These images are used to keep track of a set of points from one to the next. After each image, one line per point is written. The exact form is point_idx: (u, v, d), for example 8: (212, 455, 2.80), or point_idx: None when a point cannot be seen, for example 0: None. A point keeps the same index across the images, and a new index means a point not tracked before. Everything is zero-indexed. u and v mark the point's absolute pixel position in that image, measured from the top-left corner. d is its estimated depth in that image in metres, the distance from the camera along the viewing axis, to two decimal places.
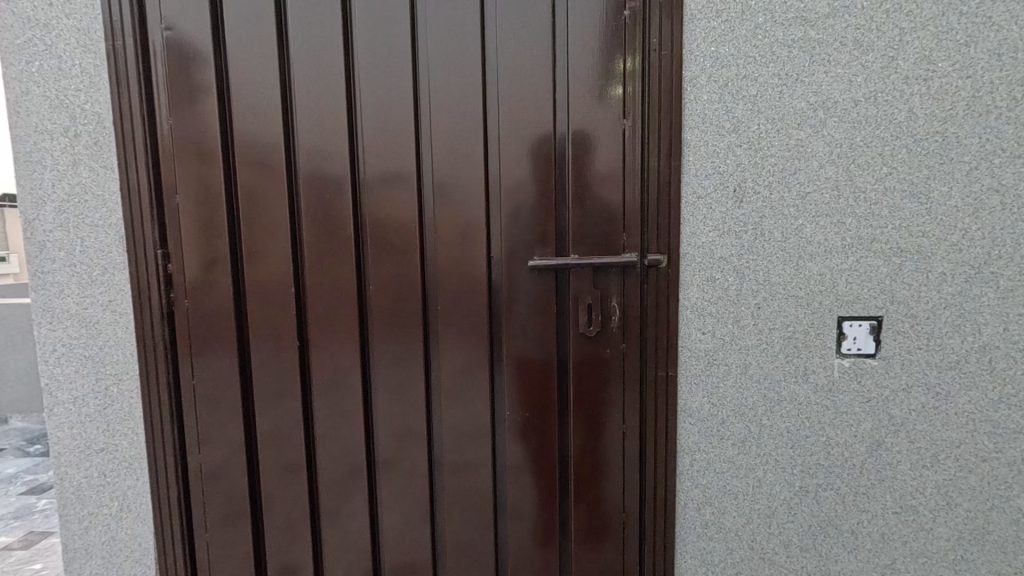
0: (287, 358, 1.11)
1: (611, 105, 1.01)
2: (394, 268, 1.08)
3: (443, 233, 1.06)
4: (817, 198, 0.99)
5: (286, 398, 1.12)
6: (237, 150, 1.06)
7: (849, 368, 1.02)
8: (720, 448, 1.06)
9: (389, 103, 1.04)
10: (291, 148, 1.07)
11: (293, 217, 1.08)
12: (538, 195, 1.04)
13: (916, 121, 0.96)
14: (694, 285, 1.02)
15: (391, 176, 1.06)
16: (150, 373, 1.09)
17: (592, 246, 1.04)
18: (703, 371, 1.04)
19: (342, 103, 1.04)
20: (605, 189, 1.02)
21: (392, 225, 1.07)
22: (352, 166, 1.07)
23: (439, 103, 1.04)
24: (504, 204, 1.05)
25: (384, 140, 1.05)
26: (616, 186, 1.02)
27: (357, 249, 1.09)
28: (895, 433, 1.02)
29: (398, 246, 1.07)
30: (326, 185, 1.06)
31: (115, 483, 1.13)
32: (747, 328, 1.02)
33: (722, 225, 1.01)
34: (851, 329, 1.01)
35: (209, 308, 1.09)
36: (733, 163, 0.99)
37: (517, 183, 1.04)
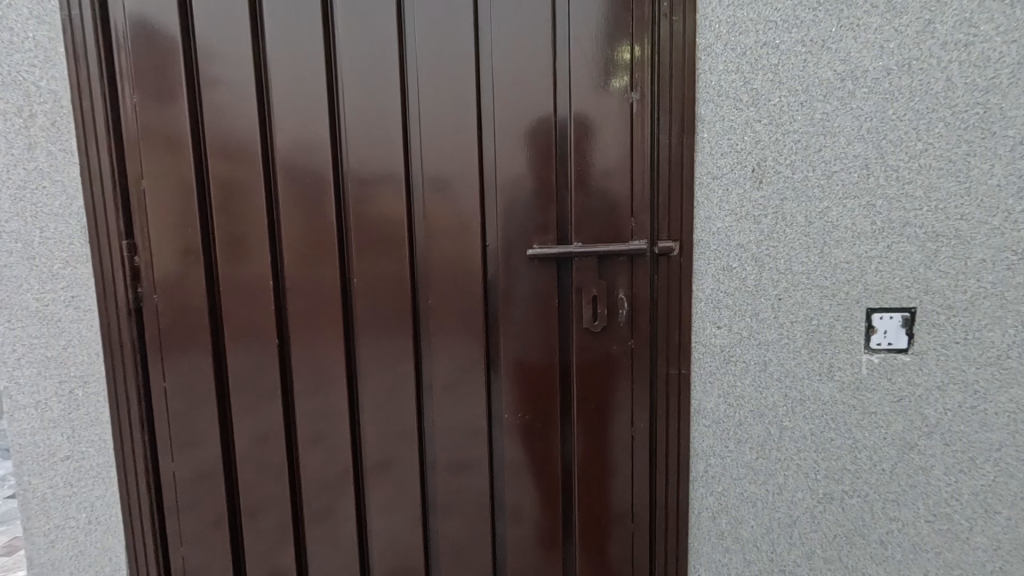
0: (265, 357, 1.02)
1: (615, 77, 0.92)
2: (381, 260, 0.99)
3: (433, 221, 0.97)
4: (845, 178, 0.90)
5: (265, 398, 1.03)
6: (208, 132, 0.97)
7: (878, 365, 0.93)
8: (737, 452, 0.97)
9: (373, 78, 0.94)
10: (265, 129, 0.97)
11: (270, 206, 0.99)
12: (536, 179, 0.95)
13: (955, 92, 0.87)
14: (708, 274, 0.93)
15: (376, 159, 0.96)
16: (120, 376, 1.01)
17: (597, 232, 0.95)
18: (719, 368, 0.95)
19: (321, 80, 0.95)
20: (611, 170, 0.93)
21: (379, 214, 0.98)
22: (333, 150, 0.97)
23: (429, 78, 0.94)
24: (500, 189, 0.96)
25: (367, 120, 0.95)
26: (623, 167, 0.93)
27: (340, 239, 1.00)
28: (929, 435, 0.94)
29: (385, 236, 0.98)
30: (305, 171, 0.97)
31: (84, 495, 1.05)
32: (767, 322, 0.94)
33: (740, 209, 0.92)
34: (882, 322, 0.92)
35: (181, 305, 1.00)
36: (752, 139, 0.90)
37: (514, 166, 0.95)
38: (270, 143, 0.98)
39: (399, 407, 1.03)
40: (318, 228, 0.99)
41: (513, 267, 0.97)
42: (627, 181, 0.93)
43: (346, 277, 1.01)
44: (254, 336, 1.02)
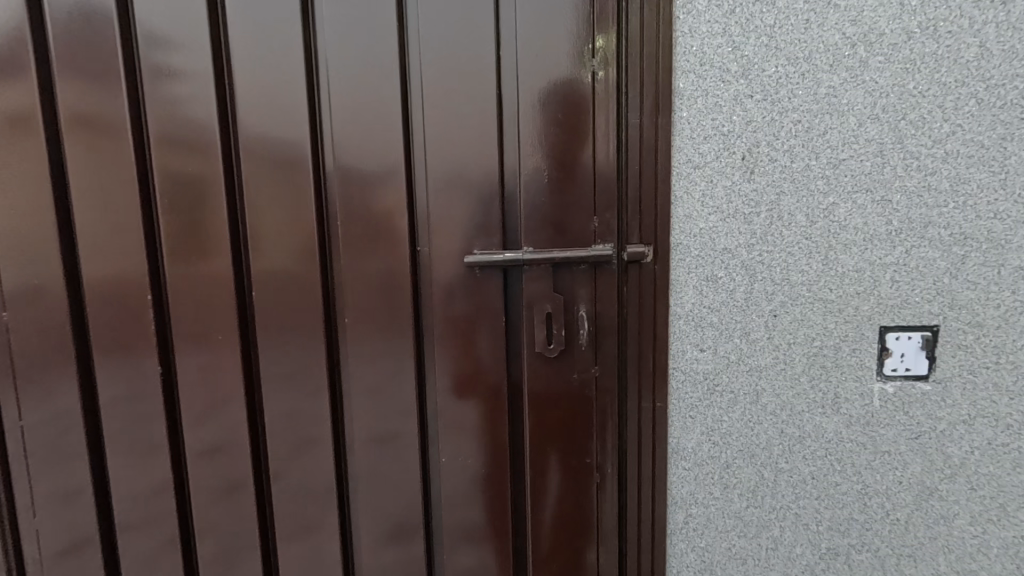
0: (135, 398, 0.78)
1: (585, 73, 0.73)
2: (283, 272, 0.77)
3: (352, 222, 0.76)
4: (855, 168, 0.73)
5: (137, 453, 0.79)
6: (61, 103, 0.72)
7: (892, 395, 0.77)
8: (724, 500, 0.80)
9: (266, 35, 0.72)
10: (135, 102, 0.73)
11: (146, 205, 0.75)
12: (483, 168, 0.75)
13: (990, 60, 0.70)
14: (688, 286, 0.76)
15: (276, 143, 0.74)
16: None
17: (556, 234, 0.76)
18: (702, 401, 0.78)
19: (205, 37, 0.71)
20: (573, 155, 0.74)
21: (283, 216, 0.75)
22: (223, 133, 0.74)
23: (341, 36, 0.72)
24: (437, 181, 0.75)
25: (263, 91, 0.73)
26: (587, 151, 0.74)
27: (233, 248, 0.76)
28: (952, 479, 0.78)
29: (288, 242, 0.76)
30: (186, 159, 0.73)
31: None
32: (760, 344, 0.77)
33: (727, 205, 0.74)
34: (897, 343, 0.76)
35: (33, 333, 0.76)
36: (742, 119, 0.73)
37: (454, 152, 0.75)
38: (142, 124, 0.73)
39: (312, 458, 0.80)
40: (199, 232, 0.75)
41: (452, 279, 0.77)
42: (593, 170, 0.74)
43: (241, 295, 0.78)
44: (120, 371, 0.77)
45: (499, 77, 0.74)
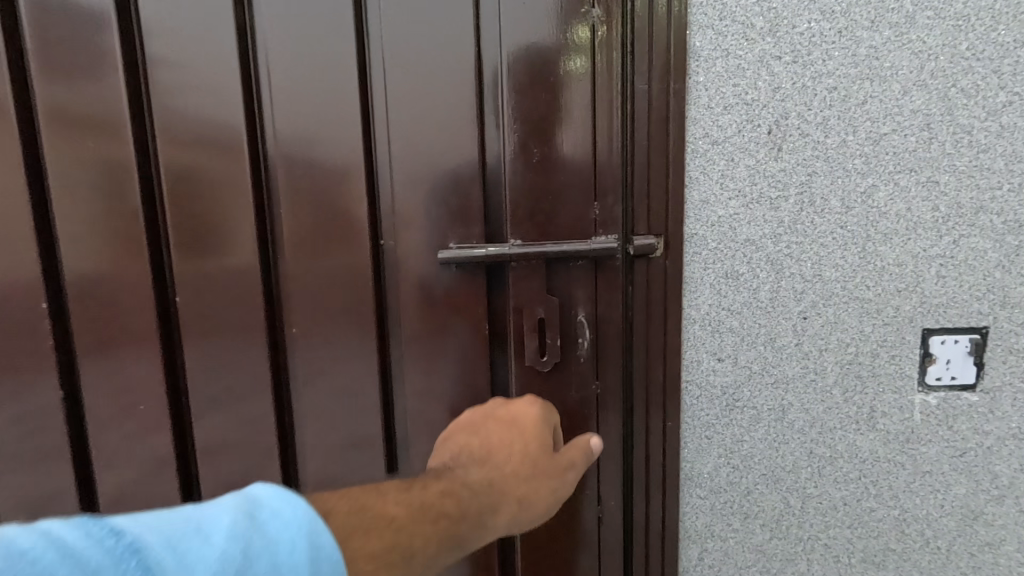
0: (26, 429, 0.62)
1: (570, 61, 0.60)
2: (213, 272, 0.62)
3: (300, 210, 0.62)
4: (897, 143, 0.62)
5: (29, 497, 0.63)
6: None
7: (935, 408, 0.67)
8: (744, 532, 0.69)
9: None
10: (15, 58, 0.57)
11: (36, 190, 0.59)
12: (461, 145, 0.62)
13: None
14: (705, 284, 0.64)
15: (202, 114, 0.59)
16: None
17: (549, 223, 0.63)
18: (720, 418, 0.67)
19: None
20: (569, 128, 0.62)
21: (213, 203, 0.61)
22: (133, 98, 0.59)
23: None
24: (403, 160, 0.62)
25: (184, 46, 0.58)
26: (586, 122, 0.61)
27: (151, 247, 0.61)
28: (999, 501, 0.68)
29: (220, 236, 0.61)
30: (87, 132, 0.58)
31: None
32: (787, 351, 0.66)
33: (750, 188, 0.63)
34: (943, 348, 0.66)
35: None
36: (768, 86, 0.61)
37: (424, 124, 0.61)
38: (27, 87, 0.58)
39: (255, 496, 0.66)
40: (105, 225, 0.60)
41: (422, 278, 0.64)
42: (594, 145, 0.62)
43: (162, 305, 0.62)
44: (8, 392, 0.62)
45: (478, 31, 0.60)
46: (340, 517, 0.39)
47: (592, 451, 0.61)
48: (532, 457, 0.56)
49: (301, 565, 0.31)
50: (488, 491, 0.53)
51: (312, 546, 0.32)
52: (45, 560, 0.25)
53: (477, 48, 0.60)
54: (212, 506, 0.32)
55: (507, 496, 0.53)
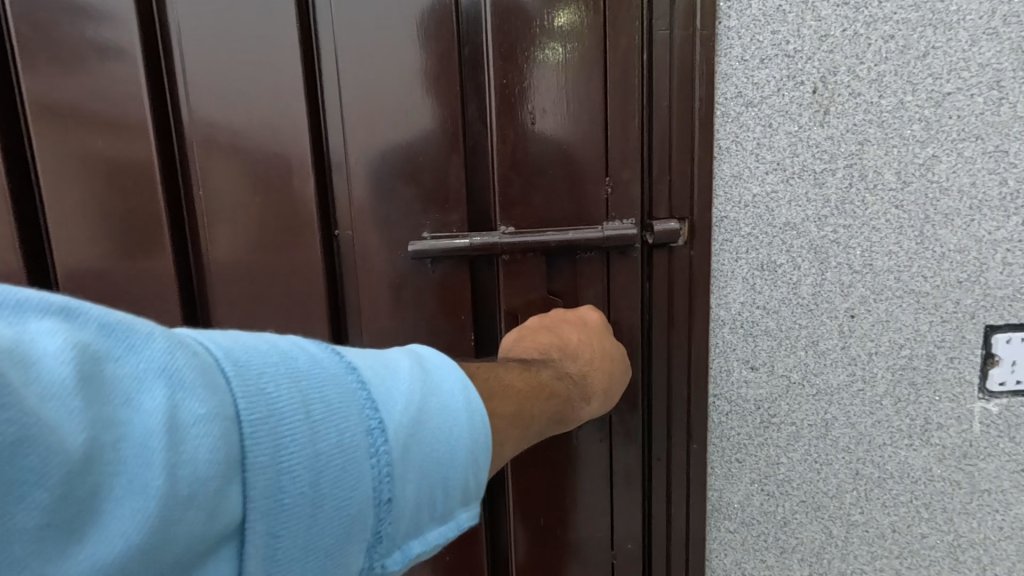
0: None
1: (546, 48, 0.48)
2: (111, 277, 0.50)
3: (223, 203, 0.49)
4: (963, 105, 0.52)
5: None
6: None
7: (995, 418, 0.57)
8: (779, 569, 0.59)
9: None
10: None
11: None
12: (432, 110, 0.48)
13: None
14: (737, 279, 0.53)
15: (88, 83, 0.47)
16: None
17: (550, 205, 0.50)
18: (754, 438, 0.56)
19: None
20: (573, 86, 0.49)
21: (107, 186, 0.48)
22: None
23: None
24: (356, 134, 0.49)
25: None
26: (595, 78, 0.49)
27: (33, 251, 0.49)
28: None
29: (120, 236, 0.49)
30: None
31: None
32: (831, 356, 0.55)
33: (791, 161, 0.51)
34: (1007, 348, 0.56)
35: None
36: (815, 33, 0.50)
37: (380, 83, 0.48)
38: None
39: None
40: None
41: (389, 278, 0.51)
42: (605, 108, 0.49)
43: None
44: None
45: None
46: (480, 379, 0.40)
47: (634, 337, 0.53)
48: (612, 355, 0.48)
49: (457, 412, 0.34)
50: (577, 381, 0.47)
51: (469, 399, 0.34)
52: (279, 387, 0.27)
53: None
54: (382, 356, 0.34)
55: (591, 390, 0.47)
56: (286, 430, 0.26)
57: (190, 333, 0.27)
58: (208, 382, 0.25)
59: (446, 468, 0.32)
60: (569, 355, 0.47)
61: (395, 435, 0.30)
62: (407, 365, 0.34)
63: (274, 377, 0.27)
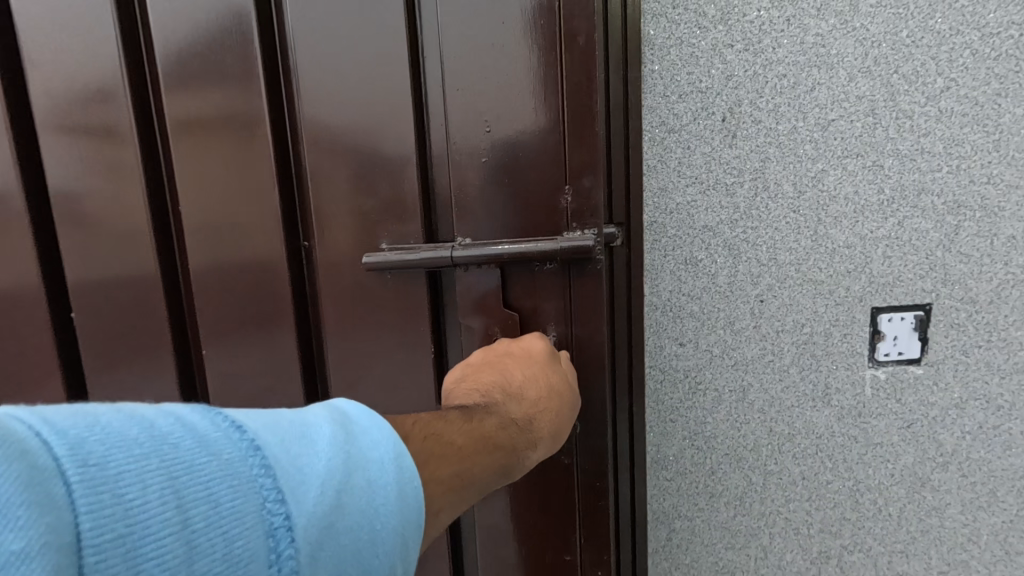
0: None
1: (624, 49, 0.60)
2: (114, 280, 0.58)
3: (200, 214, 0.56)
4: (844, 129, 0.64)
5: None
6: None
7: (883, 383, 0.70)
8: (709, 510, 0.71)
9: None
10: None
11: None
12: (390, 127, 0.52)
13: (983, 6, 0.63)
14: (665, 270, 0.66)
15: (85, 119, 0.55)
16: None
17: (506, 217, 0.52)
18: (684, 402, 0.68)
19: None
20: (526, 98, 0.50)
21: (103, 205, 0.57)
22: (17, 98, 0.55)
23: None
24: (321, 150, 0.53)
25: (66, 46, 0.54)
26: (546, 91, 0.49)
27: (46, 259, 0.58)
28: (944, 467, 0.72)
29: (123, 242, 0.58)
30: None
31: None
32: (745, 334, 0.67)
33: (707, 176, 0.64)
34: (890, 326, 0.68)
35: None
36: (722, 73, 0.62)
37: (338, 106, 0.52)
38: None
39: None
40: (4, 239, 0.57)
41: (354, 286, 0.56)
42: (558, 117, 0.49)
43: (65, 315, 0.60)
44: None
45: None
46: (418, 438, 0.37)
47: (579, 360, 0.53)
48: (558, 390, 0.48)
49: (388, 487, 0.31)
50: (523, 425, 0.46)
51: (400, 468, 0.32)
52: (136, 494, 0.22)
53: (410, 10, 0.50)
54: (299, 420, 0.31)
55: (536, 437, 0.46)
56: (150, 554, 0.21)
57: (10, 412, 0.22)
58: (40, 498, 0.20)
59: (370, 558, 0.29)
60: (513, 398, 0.47)
61: (303, 534, 0.26)
62: (328, 432, 0.30)
63: (133, 477, 0.22)
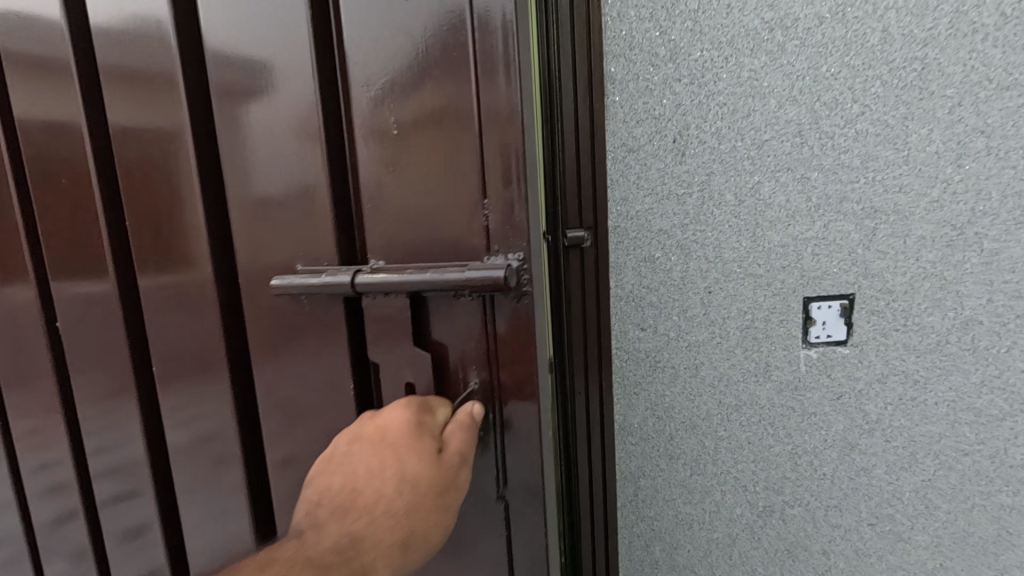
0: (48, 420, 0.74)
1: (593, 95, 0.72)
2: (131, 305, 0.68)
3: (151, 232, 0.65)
4: (776, 148, 0.77)
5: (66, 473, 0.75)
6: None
7: (816, 361, 0.82)
8: (669, 470, 0.84)
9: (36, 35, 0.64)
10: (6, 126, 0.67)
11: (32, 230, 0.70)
12: (322, 177, 0.58)
13: (892, 44, 0.75)
14: (628, 267, 0.79)
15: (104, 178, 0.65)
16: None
17: (428, 239, 0.56)
18: (646, 377, 0.81)
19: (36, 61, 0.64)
20: (438, 122, 0.53)
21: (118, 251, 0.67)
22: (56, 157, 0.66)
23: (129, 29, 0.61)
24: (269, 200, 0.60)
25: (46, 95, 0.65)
26: (456, 146, 0.53)
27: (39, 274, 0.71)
28: (870, 433, 0.85)
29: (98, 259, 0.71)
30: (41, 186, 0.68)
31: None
32: (696, 319, 0.80)
33: (661, 188, 0.77)
34: (820, 312, 0.81)
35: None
36: (671, 103, 0.75)
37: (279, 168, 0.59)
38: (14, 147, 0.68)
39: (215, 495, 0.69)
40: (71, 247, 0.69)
41: (304, 304, 0.61)
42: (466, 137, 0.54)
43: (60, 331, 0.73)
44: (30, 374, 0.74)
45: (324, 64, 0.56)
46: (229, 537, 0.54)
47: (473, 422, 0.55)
48: (406, 460, 0.53)
49: None
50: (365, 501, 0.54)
51: None
52: None
53: (325, 52, 0.56)
54: None
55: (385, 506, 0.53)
56: None
57: None
58: None
59: None
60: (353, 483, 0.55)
61: None
62: None
63: None
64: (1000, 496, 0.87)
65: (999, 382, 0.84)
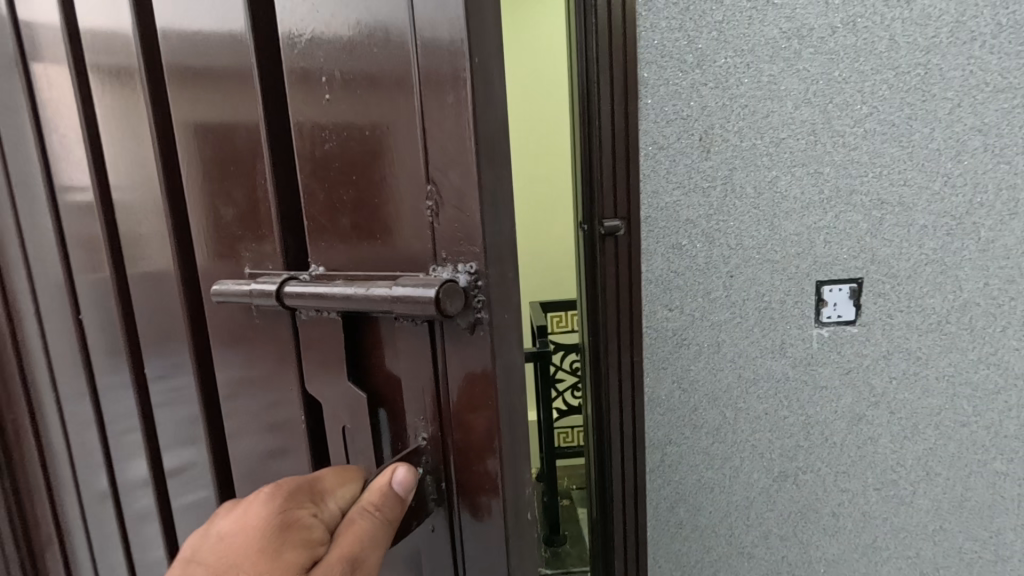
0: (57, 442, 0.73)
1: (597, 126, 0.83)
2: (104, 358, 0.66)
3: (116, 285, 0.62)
4: (792, 145, 0.85)
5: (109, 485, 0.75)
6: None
7: (827, 339, 0.91)
8: (693, 438, 0.93)
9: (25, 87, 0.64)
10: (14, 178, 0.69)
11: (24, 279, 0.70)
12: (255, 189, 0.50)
13: (897, 51, 0.83)
14: (658, 253, 0.87)
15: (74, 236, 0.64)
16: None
17: (365, 251, 0.43)
18: (672, 354, 0.90)
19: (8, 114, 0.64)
20: (371, 106, 0.41)
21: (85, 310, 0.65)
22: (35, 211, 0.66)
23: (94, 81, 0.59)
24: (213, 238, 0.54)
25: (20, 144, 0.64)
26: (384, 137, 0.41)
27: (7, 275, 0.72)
28: (876, 405, 0.93)
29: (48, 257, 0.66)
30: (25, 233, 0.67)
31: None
32: (719, 301, 0.89)
33: (688, 181, 0.85)
34: (831, 294, 0.89)
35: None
36: (698, 105, 0.83)
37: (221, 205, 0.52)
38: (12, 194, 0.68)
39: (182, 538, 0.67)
40: None
41: (254, 314, 0.52)
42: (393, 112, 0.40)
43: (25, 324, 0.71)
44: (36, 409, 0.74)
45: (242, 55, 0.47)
46: None
47: (400, 495, 0.41)
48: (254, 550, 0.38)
49: None
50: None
51: None
52: None
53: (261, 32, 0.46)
54: None
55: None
56: None
57: None
58: None
59: None
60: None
61: None
62: None
63: None
64: (994, 463, 0.95)
65: (994, 359, 0.92)
